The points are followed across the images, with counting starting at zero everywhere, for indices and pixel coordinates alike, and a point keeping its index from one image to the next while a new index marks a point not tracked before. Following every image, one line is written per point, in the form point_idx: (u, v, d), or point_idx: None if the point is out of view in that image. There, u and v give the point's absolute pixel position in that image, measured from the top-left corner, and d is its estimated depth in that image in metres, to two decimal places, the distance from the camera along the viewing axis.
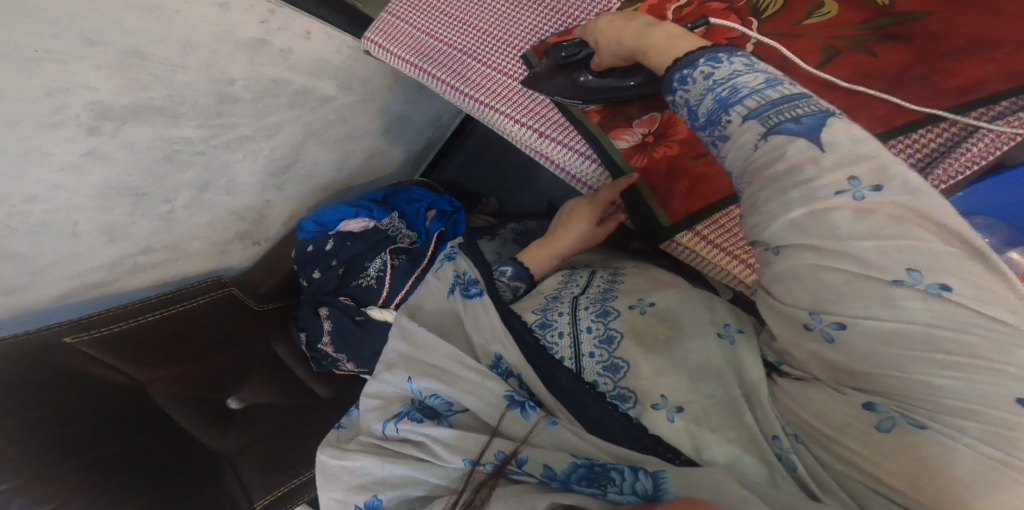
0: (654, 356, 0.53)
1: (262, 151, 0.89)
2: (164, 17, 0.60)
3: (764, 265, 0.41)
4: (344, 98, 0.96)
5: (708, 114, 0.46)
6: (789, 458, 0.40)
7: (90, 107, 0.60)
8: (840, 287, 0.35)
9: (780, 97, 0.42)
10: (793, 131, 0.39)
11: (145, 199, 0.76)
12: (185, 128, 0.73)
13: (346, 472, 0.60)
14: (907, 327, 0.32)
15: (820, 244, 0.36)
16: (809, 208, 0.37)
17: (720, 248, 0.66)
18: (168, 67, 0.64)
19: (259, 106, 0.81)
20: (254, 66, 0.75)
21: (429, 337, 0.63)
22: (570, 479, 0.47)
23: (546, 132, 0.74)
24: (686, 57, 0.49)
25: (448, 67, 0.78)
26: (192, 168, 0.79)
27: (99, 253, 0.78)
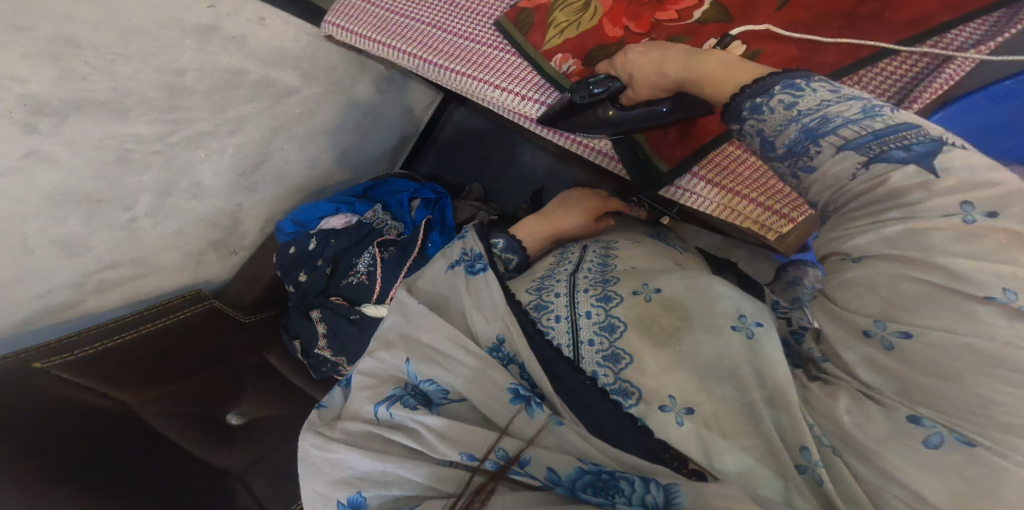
0: (661, 350, 0.48)
1: (226, 149, 0.83)
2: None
3: (835, 273, 0.39)
4: (309, 89, 0.90)
5: (789, 145, 0.43)
6: (816, 471, 0.37)
7: (23, 101, 0.53)
8: (920, 297, 0.32)
9: (884, 127, 0.38)
10: (901, 158, 0.36)
11: (101, 206, 0.71)
12: (135, 124, 0.67)
13: (328, 464, 0.52)
14: (973, 343, 0.30)
15: (909, 255, 0.33)
16: (907, 226, 0.34)
17: (725, 188, 0.69)
18: (106, 55, 0.59)
19: (217, 99, 0.75)
20: (205, 54, 0.70)
21: (426, 318, 0.58)
22: (577, 485, 0.42)
23: (528, 94, 0.69)
24: (754, 84, 0.47)
25: (419, 41, 0.72)
26: (150, 169, 0.73)
27: (60, 269, 0.72)
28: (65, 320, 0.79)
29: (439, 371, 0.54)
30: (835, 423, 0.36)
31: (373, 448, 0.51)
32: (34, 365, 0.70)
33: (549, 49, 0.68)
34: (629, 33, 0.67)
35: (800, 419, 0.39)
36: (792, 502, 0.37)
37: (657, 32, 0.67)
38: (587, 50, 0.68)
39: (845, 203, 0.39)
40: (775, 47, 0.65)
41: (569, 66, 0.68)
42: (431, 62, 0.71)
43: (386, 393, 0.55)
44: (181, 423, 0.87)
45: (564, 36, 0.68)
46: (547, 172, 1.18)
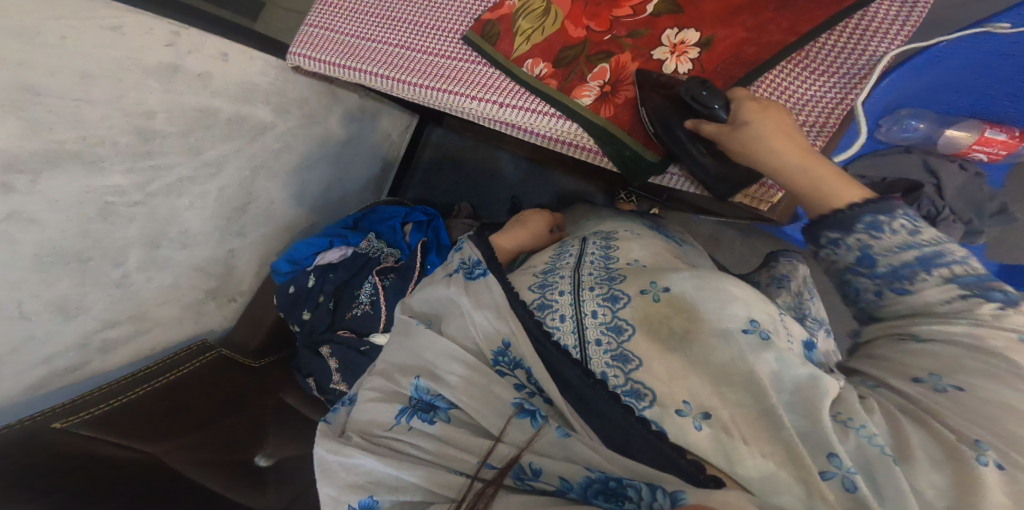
0: (670, 353, 0.45)
1: (209, 193, 0.82)
2: (50, 45, 0.54)
3: (892, 346, 0.43)
4: (284, 124, 0.90)
5: (896, 267, 0.42)
6: (848, 478, 0.35)
7: None
8: (974, 366, 0.37)
9: (980, 272, 0.41)
10: (999, 301, 0.39)
11: (90, 264, 0.69)
12: (112, 174, 0.66)
13: (343, 469, 0.49)
14: (1007, 399, 0.35)
15: (972, 343, 0.38)
16: (971, 329, 0.39)
17: None
18: (71, 103, 0.58)
19: (191, 141, 0.75)
20: (172, 94, 0.69)
21: (426, 335, 0.55)
22: (588, 492, 0.41)
23: (503, 101, 0.64)
24: (875, 200, 0.44)
25: (390, 63, 0.71)
26: (134, 221, 0.72)
27: (60, 334, 0.71)
28: (74, 381, 0.77)
29: (443, 387, 0.50)
30: (896, 437, 0.36)
31: (385, 453, 0.49)
32: (53, 426, 0.69)
33: (519, 55, 0.64)
34: (592, 33, 0.63)
35: (826, 424, 0.38)
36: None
37: (617, 29, 0.61)
38: (556, 51, 0.63)
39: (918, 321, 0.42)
40: (728, 32, 0.57)
41: (541, 69, 0.63)
42: (402, 81, 0.69)
43: (395, 405, 0.52)
44: (215, 467, 0.83)
45: (532, 42, 0.64)
46: (530, 182, 1.17)
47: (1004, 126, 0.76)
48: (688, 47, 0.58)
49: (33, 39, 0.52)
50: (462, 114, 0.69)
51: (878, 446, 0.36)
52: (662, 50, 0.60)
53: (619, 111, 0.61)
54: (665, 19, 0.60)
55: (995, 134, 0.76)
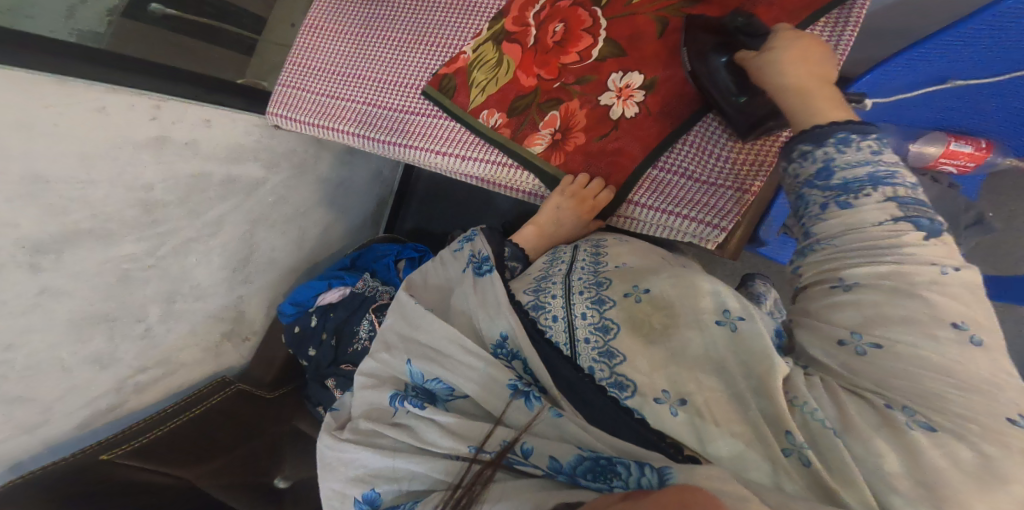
0: (651, 347, 0.48)
1: (214, 250, 0.87)
2: (45, 133, 0.57)
3: (823, 296, 0.43)
4: (275, 178, 0.94)
5: (846, 180, 0.42)
6: (802, 453, 0.37)
7: (22, 244, 0.58)
8: (898, 315, 0.38)
9: (917, 199, 0.41)
10: (923, 226, 0.40)
11: (114, 325, 0.75)
12: (125, 244, 0.71)
13: (343, 464, 0.52)
14: (937, 357, 0.36)
15: (896, 285, 0.39)
16: (897, 266, 0.39)
17: (676, 212, 0.57)
18: (77, 186, 0.62)
19: (190, 205, 0.79)
20: (165, 165, 0.73)
21: (426, 317, 0.57)
22: (576, 472, 0.42)
23: (465, 155, 0.67)
24: (858, 121, 0.43)
25: (359, 121, 0.74)
26: (151, 282, 0.78)
27: (96, 382, 0.77)
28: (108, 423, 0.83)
29: (442, 370, 0.52)
30: (841, 412, 0.38)
31: (384, 445, 0.51)
32: (100, 458, 0.77)
33: (475, 107, 0.67)
34: (542, 81, 0.64)
35: (779, 401, 0.40)
36: (781, 484, 0.37)
37: (566, 76, 0.62)
38: (509, 101, 0.66)
39: (852, 243, 0.42)
40: (670, 72, 0.58)
41: (496, 119, 0.66)
42: (370, 138, 0.73)
43: (389, 391, 0.55)
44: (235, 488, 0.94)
45: (486, 93, 0.67)
46: None
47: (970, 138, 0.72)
48: (633, 90, 0.59)
49: (31, 130, 0.56)
50: (429, 167, 0.72)
51: (820, 420, 0.38)
52: (609, 95, 0.60)
53: (570, 158, 0.62)
54: (611, 63, 0.61)
55: (961, 147, 0.71)
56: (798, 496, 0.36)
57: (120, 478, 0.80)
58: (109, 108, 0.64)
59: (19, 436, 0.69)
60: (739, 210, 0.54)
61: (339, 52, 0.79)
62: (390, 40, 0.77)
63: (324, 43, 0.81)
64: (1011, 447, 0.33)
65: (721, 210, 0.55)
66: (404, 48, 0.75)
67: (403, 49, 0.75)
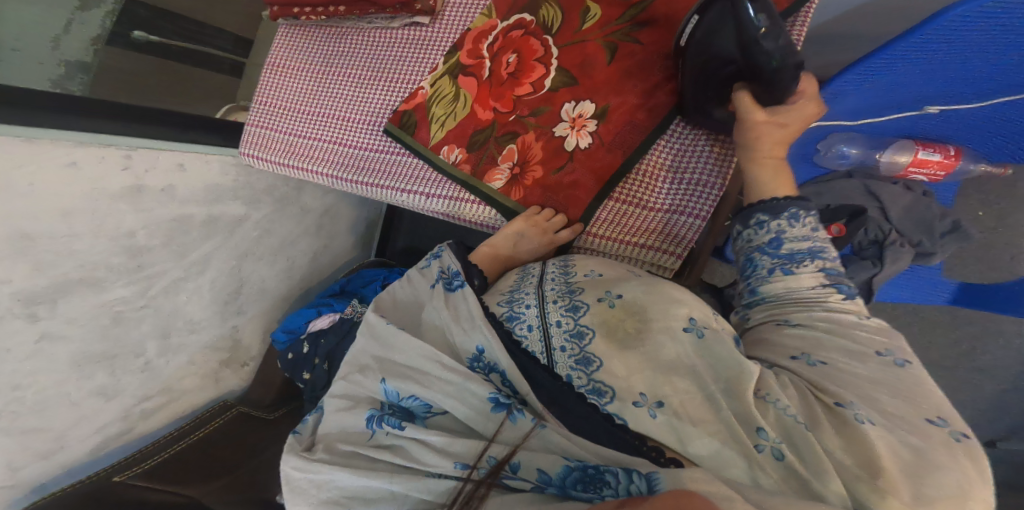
0: (627, 352, 0.47)
1: (204, 286, 0.88)
2: (22, 194, 0.58)
3: (769, 331, 0.48)
4: (257, 214, 0.95)
5: (791, 250, 0.48)
6: (775, 448, 0.38)
7: (16, 297, 0.60)
8: (837, 343, 0.43)
9: (840, 268, 0.48)
10: (846, 292, 0.46)
11: (115, 361, 0.76)
12: (115, 289, 0.73)
13: (314, 486, 0.47)
14: (869, 373, 0.41)
15: (829, 330, 0.44)
16: (829, 316, 0.45)
17: (633, 243, 0.60)
18: (61, 239, 0.63)
19: (175, 247, 0.80)
20: (144, 212, 0.74)
21: (398, 336, 0.54)
22: (566, 483, 0.40)
23: (426, 192, 0.68)
24: (800, 198, 0.49)
25: (325, 159, 0.76)
26: (145, 321, 0.79)
27: (103, 412, 0.79)
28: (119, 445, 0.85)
29: (418, 387, 0.49)
30: (808, 412, 0.40)
31: (359, 466, 0.47)
32: (114, 480, 0.79)
33: (436, 143, 0.68)
34: (498, 114, 0.65)
35: (750, 402, 0.41)
36: (758, 481, 0.38)
37: (520, 108, 0.64)
38: (467, 136, 0.67)
39: (791, 300, 0.47)
40: (621, 99, 0.60)
41: (455, 155, 0.67)
42: (338, 179, 0.74)
43: (363, 412, 0.51)
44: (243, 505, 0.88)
45: (445, 129, 0.68)
46: None
47: (938, 146, 0.77)
48: (586, 120, 0.61)
49: (9, 190, 0.56)
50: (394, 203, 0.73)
51: (792, 415, 0.39)
52: (563, 126, 0.62)
53: (529, 193, 0.63)
54: (563, 93, 0.62)
55: (928, 155, 0.76)
56: (774, 491, 0.37)
57: (128, 494, 0.77)
58: (80, 162, 0.64)
59: (36, 463, 0.72)
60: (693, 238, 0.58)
61: (303, 90, 0.80)
62: (351, 77, 0.77)
63: (287, 80, 0.82)
64: (933, 437, 0.36)
65: (675, 237, 0.59)
66: (364, 84, 0.76)
67: (364, 86, 0.76)
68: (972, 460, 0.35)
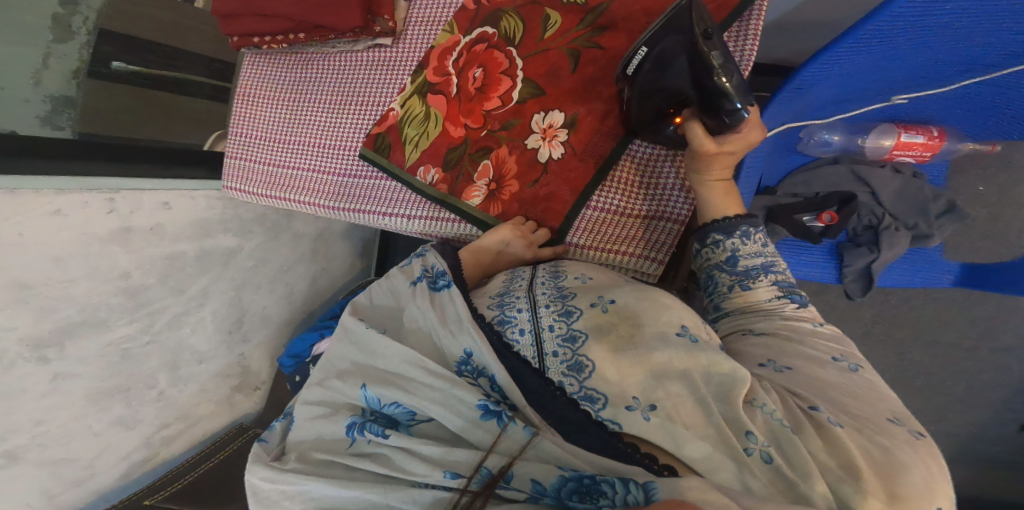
0: (621, 355, 0.46)
1: (206, 318, 0.88)
2: (13, 244, 0.59)
3: (735, 342, 0.52)
4: (250, 243, 0.95)
5: (746, 266, 0.54)
6: (763, 451, 0.38)
7: (25, 342, 0.62)
8: (792, 350, 0.47)
9: (788, 279, 0.54)
10: (796, 300, 0.52)
11: (129, 394, 0.78)
12: (119, 327, 0.74)
13: (286, 497, 0.46)
14: (832, 380, 0.44)
15: (787, 335, 0.49)
16: (785, 323, 0.50)
17: (612, 250, 0.62)
18: (58, 285, 0.65)
19: (172, 283, 0.81)
20: (136, 252, 0.74)
21: (381, 343, 0.53)
22: (562, 494, 0.38)
23: (410, 214, 0.70)
24: (749, 216, 0.55)
25: (308, 188, 0.77)
26: (153, 355, 0.80)
27: (124, 442, 0.80)
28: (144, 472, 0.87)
29: (403, 393, 0.48)
30: (793, 418, 0.40)
31: (338, 476, 0.45)
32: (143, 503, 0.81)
33: (412, 164, 0.69)
34: (470, 130, 0.66)
35: (740, 408, 0.40)
36: (748, 485, 0.36)
37: (491, 123, 0.65)
38: (442, 154, 0.68)
39: (751, 310, 0.53)
40: (589, 107, 0.61)
41: (432, 174, 0.68)
42: (320, 205, 0.76)
43: (345, 419, 0.50)
44: None
45: (420, 148, 0.69)
46: None
47: (921, 128, 0.75)
48: (557, 130, 0.62)
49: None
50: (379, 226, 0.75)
51: (779, 419, 0.40)
52: (535, 137, 0.63)
53: (507, 207, 0.64)
54: (531, 104, 0.63)
55: (912, 137, 0.74)
56: (765, 494, 0.36)
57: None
58: (65, 209, 0.64)
59: (70, 490, 0.75)
60: (671, 242, 0.60)
61: (279, 119, 0.81)
62: (323, 103, 0.78)
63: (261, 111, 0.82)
64: (899, 437, 0.38)
65: (654, 243, 0.60)
66: (336, 110, 0.77)
67: (336, 111, 0.77)
68: (932, 456, 0.37)
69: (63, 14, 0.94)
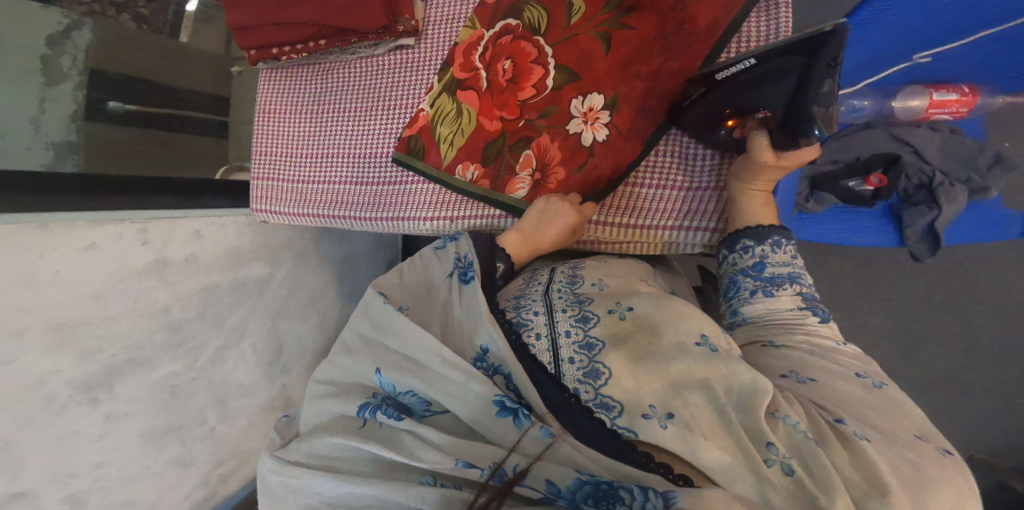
0: (638, 364, 0.46)
1: (246, 350, 0.88)
2: (49, 281, 0.60)
3: (753, 352, 0.54)
4: (280, 270, 0.97)
5: (772, 275, 0.56)
6: (785, 463, 0.39)
7: (74, 385, 0.63)
8: (815, 364, 0.49)
9: (813, 294, 0.56)
10: (818, 315, 0.54)
11: (182, 431, 0.77)
12: (165, 365, 0.74)
13: (294, 493, 0.47)
14: (857, 395, 0.45)
15: (808, 349, 0.51)
16: (806, 337, 0.52)
17: (634, 224, 0.67)
18: (101, 324, 0.66)
19: (211, 316, 0.82)
20: (174, 285, 0.75)
21: (398, 320, 0.52)
22: (576, 497, 0.39)
23: (451, 215, 0.74)
24: (779, 227, 0.58)
25: (348, 202, 0.82)
26: (200, 391, 0.80)
27: (182, 482, 0.79)
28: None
29: (418, 381, 0.48)
30: (816, 430, 0.41)
31: (345, 470, 0.46)
32: None
33: (449, 163, 0.73)
34: (507, 122, 0.70)
35: (762, 421, 0.41)
36: (767, 495, 0.38)
37: (527, 112, 0.69)
38: (480, 150, 0.72)
39: (771, 321, 0.55)
40: (628, 86, 0.64)
41: (471, 170, 0.72)
42: (365, 217, 0.80)
43: (358, 401, 0.50)
44: None
45: (456, 146, 0.73)
46: None
47: (952, 86, 0.73)
48: (597, 112, 0.66)
49: (33, 283, 0.58)
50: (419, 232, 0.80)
51: (802, 432, 0.41)
52: (576, 121, 0.67)
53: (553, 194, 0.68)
54: (567, 89, 0.67)
55: (944, 95, 0.72)
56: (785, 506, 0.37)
57: None
58: (99, 242, 0.66)
59: None
60: (692, 214, 0.65)
61: (312, 137, 0.85)
62: (351, 115, 0.82)
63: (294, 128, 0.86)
64: (925, 453, 0.39)
65: (676, 214, 0.66)
66: (364, 121, 0.81)
67: (365, 121, 0.81)
68: (959, 471, 0.39)
69: (52, 55, 0.89)
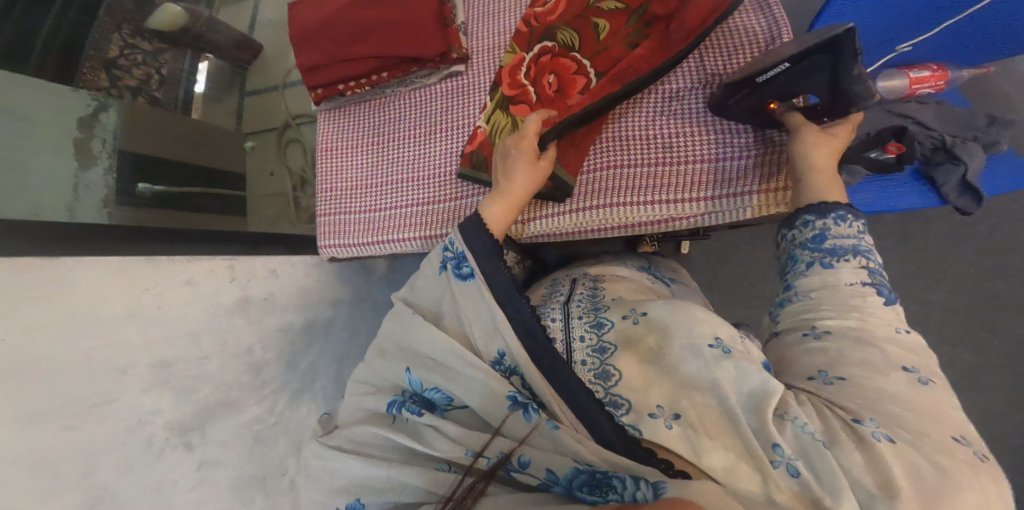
0: (647, 366, 0.50)
1: (316, 394, 0.95)
2: (153, 316, 0.69)
3: (796, 344, 0.51)
4: (340, 314, 1.09)
5: (833, 248, 0.53)
6: (790, 465, 0.41)
7: (170, 427, 0.68)
8: (861, 356, 0.46)
9: (879, 271, 0.52)
10: (883, 293, 0.50)
11: (267, 484, 0.80)
12: (250, 408, 0.81)
13: (328, 473, 0.53)
14: (893, 392, 0.43)
15: (863, 332, 0.48)
16: (859, 317, 0.49)
17: (682, 200, 0.75)
18: (193, 363, 0.73)
19: (286, 359, 0.91)
20: (254, 325, 0.86)
21: (423, 331, 0.57)
22: (573, 484, 0.44)
23: None
24: (845, 204, 0.55)
25: (416, 222, 0.92)
26: (280, 438, 0.85)
27: None
28: None
29: (442, 379, 0.54)
30: (827, 429, 0.43)
31: (370, 454, 0.52)
32: None
33: None
34: None
35: (770, 425, 0.43)
36: (772, 495, 0.41)
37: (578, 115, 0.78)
38: None
39: (825, 299, 0.51)
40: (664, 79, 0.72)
41: None
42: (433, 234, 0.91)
43: (388, 398, 0.56)
44: None
45: None
46: None
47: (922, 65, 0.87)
48: None
49: (141, 316, 0.67)
50: None
51: (810, 434, 0.42)
52: None
53: None
54: None
55: (921, 73, 0.86)
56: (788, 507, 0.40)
57: None
58: (195, 279, 0.77)
59: None
60: (733, 184, 0.72)
61: (380, 170, 0.98)
62: (415, 144, 0.95)
63: (368, 166, 0.99)
64: (958, 457, 0.39)
65: (718, 186, 0.73)
66: (427, 147, 0.94)
67: (428, 147, 0.94)
68: (992, 480, 0.38)
69: (84, 139, 0.86)
